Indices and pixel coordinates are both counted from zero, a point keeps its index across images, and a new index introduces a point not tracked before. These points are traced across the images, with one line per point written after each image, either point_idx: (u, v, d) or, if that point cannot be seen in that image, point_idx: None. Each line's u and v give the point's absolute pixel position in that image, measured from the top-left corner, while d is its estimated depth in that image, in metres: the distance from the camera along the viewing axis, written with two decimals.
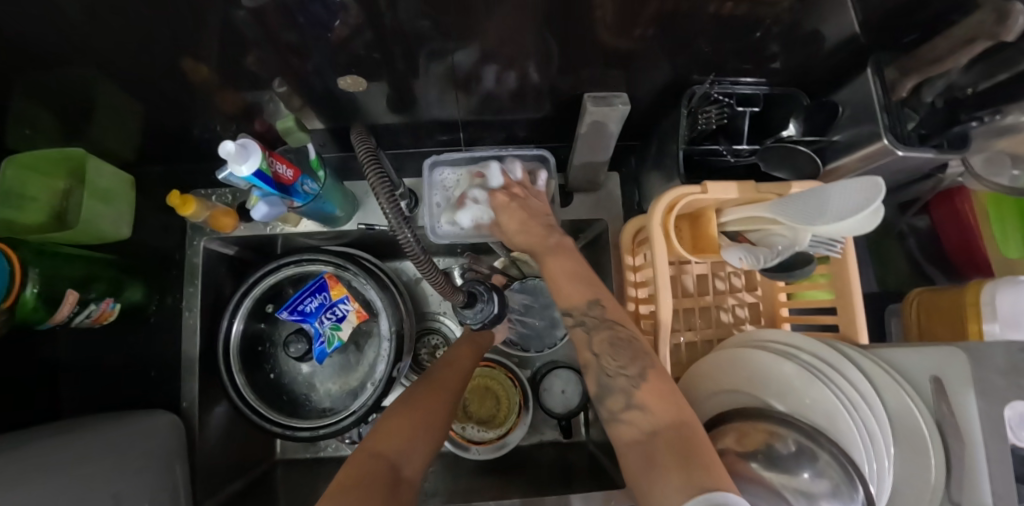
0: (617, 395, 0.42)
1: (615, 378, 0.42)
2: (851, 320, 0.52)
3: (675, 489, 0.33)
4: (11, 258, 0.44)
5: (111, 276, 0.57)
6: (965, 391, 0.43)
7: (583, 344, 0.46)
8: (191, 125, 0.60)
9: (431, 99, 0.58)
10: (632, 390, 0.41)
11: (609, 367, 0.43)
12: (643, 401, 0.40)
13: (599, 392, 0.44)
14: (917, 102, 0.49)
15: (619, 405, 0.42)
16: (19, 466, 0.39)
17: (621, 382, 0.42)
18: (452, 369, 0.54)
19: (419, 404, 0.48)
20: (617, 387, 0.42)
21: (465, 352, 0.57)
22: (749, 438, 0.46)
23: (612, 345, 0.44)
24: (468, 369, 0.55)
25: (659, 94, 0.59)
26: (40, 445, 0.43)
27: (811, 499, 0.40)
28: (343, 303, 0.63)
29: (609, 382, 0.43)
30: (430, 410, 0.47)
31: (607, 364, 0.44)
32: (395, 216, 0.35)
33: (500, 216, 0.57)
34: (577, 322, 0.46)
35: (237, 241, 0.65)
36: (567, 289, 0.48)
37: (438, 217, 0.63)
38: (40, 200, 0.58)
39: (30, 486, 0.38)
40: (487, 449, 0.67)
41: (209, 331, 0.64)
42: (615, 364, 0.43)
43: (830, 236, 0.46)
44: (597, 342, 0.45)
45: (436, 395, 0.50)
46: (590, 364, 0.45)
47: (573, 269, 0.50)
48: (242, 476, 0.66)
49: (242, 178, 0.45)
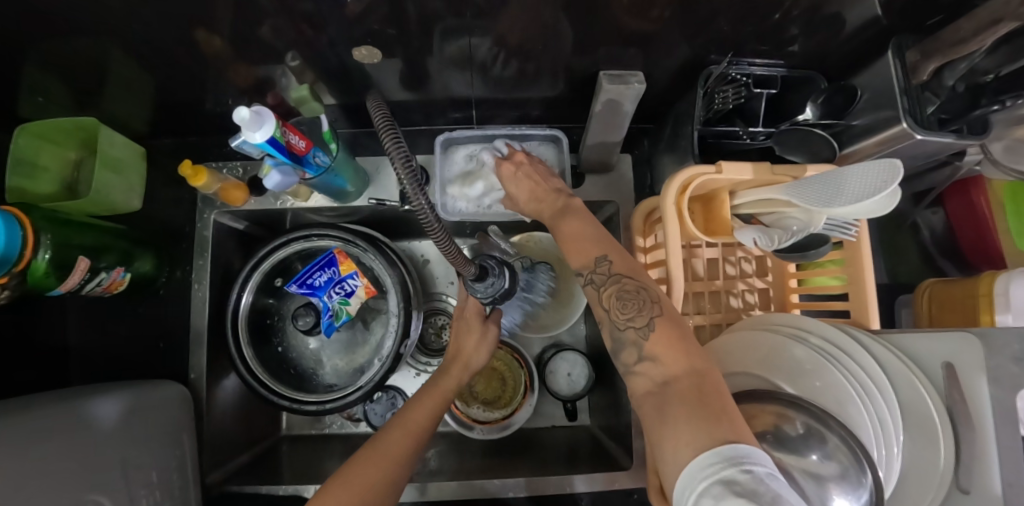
0: (630, 348, 0.42)
1: (626, 330, 0.42)
2: (864, 307, 0.51)
3: (683, 442, 0.33)
4: (22, 222, 0.44)
5: (122, 247, 0.57)
6: (978, 376, 0.43)
7: (594, 300, 0.46)
8: (202, 98, 0.60)
9: (443, 76, 0.58)
10: (642, 342, 0.41)
11: (618, 321, 0.43)
12: (654, 353, 0.40)
13: (613, 347, 0.44)
14: (938, 85, 0.47)
15: (632, 358, 0.42)
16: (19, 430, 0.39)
17: (631, 335, 0.42)
18: (403, 430, 0.47)
19: (353, 474, 0.41)
20: (627, 340, 0.42)
21: (422, 406, 0.50)
22: (757, 418, 0.45)
23: (620, 299, 0.44)
24: (421, 429, 0.48)
25: (675, 76, 0.58)
26: (46, 407, 0.43)
27: (820, 481, 0.41)
28: (352, 279, 0.62)
29: (621, 336, 0.43)
30: (364, 480, 0.41)
31: (616, 318, 0.43)
32: (413, 184, 0.32)
33: (508, 184, 0.58)
34: (588, 280, 0.47)
35: (247, 215, 0.65)
36: (577, 250, 0.49)
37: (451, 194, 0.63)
38: (51, 170, 0.59)
39: (30, 449, 0.38)
40: (492, 429, 0.66)
41: (219, 303, 0.64)
42: (623, 317, 0.43)
43: (845, 219, 0.46)
44: (605, 297, 0.45)
45: (371, 461, 0.43)
46: (603, 320, 0.45)
47: (585, 231, 0.50)
48: (249, 450, 0.67)
49: (256, 146, 0.44)
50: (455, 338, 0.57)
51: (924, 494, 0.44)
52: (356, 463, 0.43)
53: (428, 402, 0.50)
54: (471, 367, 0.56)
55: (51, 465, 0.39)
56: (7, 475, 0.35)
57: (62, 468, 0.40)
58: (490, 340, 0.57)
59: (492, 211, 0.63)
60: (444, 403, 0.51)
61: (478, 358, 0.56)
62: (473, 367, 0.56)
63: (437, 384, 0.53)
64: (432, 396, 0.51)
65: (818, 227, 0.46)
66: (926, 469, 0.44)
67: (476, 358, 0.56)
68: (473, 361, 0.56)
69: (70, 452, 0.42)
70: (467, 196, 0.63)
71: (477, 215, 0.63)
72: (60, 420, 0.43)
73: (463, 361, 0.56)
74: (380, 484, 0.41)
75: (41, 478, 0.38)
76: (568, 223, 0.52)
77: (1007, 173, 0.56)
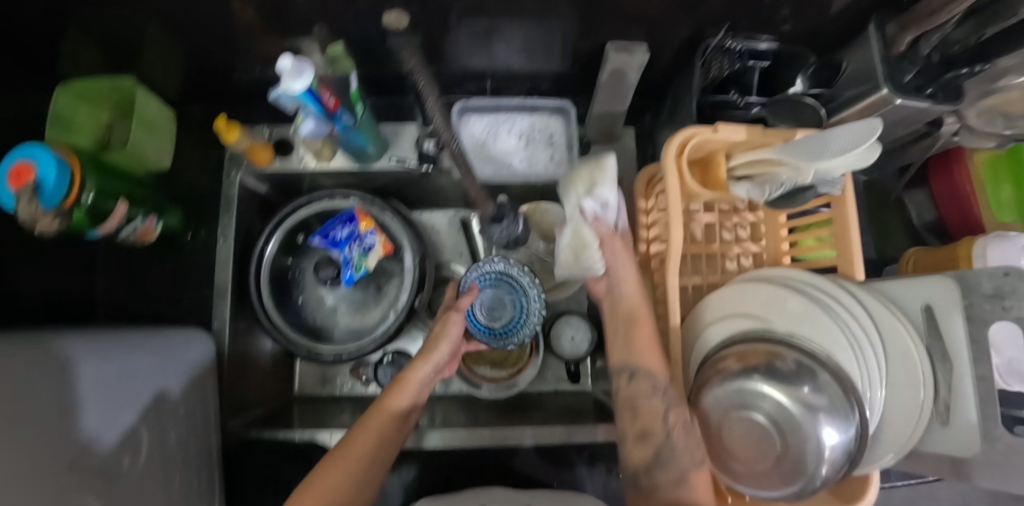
0: (675, 469, 0.45)
1: (682, 455, 0.46)
2: (850, 260, 0.55)
3: None
4: (72, 162, 0.48)
5: (154, 200, 0.60)
6: (953, 314, 0.46)
7: (656, 413, 0.47)
8: (231, 66, 0.63)
9: (460, 50, 0.62)
10: (692, 470, 0.45)
11: (675, 443, 0.46)
12: (697, 481, 0.45)
13: (657, 459, 0.46)
14: (914, 56, 0.51)
15: (671, 478, 0.45)
16: (41, 352, 0.41)
17: (687, 462, 0.45)
18: (366, 431, 0.48)
19: (321, 477, 0.44)
20: (679, 464, 0.45)
21: (387, 405, 0.51)
22: (751, 357, 0.48)
23: (684, 427, 0.46)
24: (387, 433, 0.49)
25: (676, 53, 0.62)
26: (70, 336, 0.46)
27: (812, 409, 0.45)
28: (370, 236, 0.65)
29: (674, 457, 0.45)
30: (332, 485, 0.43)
31: (675, 437, 0.46)
32: None
33: (609, 250, 0.56)
34: (656, 394, 0.47)
35: (270, 178, 0.69)
36: (648, 351, 0.49)
37: (480, 163, 0.67)
38: (85, 128, 0.63)
39: (57, 374, 0.40)
40: (498, 387, 0.70)
41: (242, 257, 0.68)
42: (683, 444, 0.46)
43: (831, 175, 0.49)
44: (672, 419, 0.46)
45: (341, 467, 0.45)
46: (653, 434, 0.47)
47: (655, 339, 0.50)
48: (262, 406, 0.69)
49: (294, 97, 0.47)
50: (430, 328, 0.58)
51: (905, 428, 0.48)
52: (326, 467, 0.45)
53: (395, 402, 0.51)
54: (435, 359, 0.54)
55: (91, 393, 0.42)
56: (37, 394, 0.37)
57: (90, 392, 0.42)
58: (454, 329, 0.55)
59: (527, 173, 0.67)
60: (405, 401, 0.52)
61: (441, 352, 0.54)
62: (437, 359, 0.55)
63: (405, 377, 0.53)
64: (398, 390, 0.52)
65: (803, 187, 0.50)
66: (908, 406, 0.48)
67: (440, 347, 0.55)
68: (436, 351, 0.54)
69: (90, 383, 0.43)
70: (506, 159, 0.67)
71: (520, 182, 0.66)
72: (85, 351, 0.45)
73: (426, 351, 0.55)
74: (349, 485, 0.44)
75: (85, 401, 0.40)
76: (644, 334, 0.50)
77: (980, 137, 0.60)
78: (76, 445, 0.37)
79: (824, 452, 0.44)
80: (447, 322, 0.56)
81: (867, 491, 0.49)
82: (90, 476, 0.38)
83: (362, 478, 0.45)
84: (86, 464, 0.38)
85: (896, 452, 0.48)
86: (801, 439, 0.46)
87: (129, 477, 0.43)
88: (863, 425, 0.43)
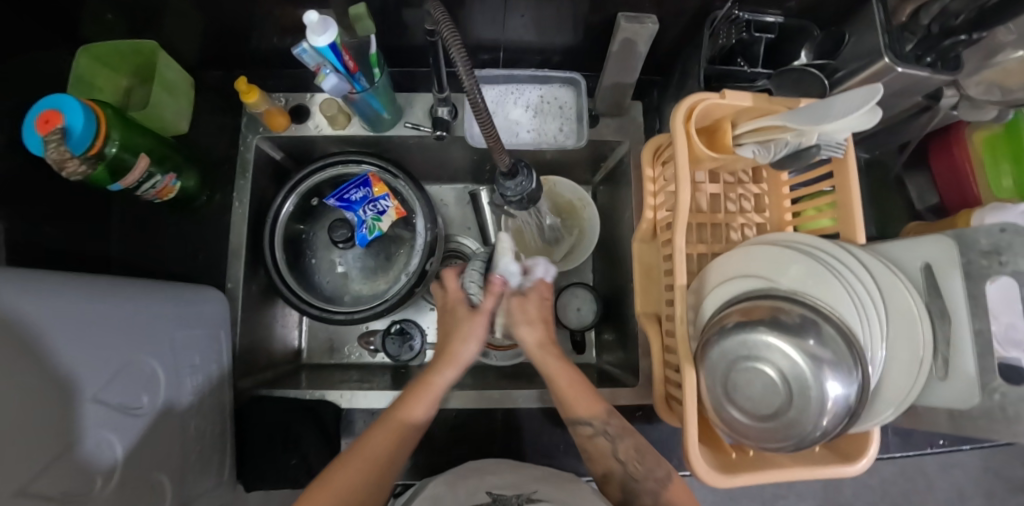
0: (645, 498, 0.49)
1: (644, 481, 0.50)
2: (852, 226, 0.56)
3: None
4: (97, 113, 0.49)
5: (177, 159, 0.62)
6: (951, 272, 0.47)
7: (607, 453, 0.52)
8: (249, 36, 0.64)
9: (475, 22, 0.63)
10: (660, 491, 0.48)
11: (635, 472, 0.51)
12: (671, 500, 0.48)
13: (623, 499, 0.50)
14: (915, 26, 0.55)
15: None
16: (78, 282, 0.42)
17: (650, 485, 0.49)
18: (387, 431, 0.48)
19: (339, 473, 0.44)
20: (643, 489, 0.49)
21: (412, 405, 0.50)
22: (755, 311, 0.49)
23: (636, 451, 0.52)
24: (408, 437, 0.49)
25: (686, 26, 0.63)
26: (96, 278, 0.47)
27: (818, 361, 0.46)
28: (384, 200, 0.67)
29: (638, 487, 0.50)
30: (349, 481, 0.44)
31: (632, 470, 0.51)
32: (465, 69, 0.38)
33: (512, 320, 0.58)
34: (600, 431, 0.52)
35: (285, 144, 0.71)
36: (582, 401, 0.53)
37: (503, 122, 0.69)
38: (103, 92, 0.64)
39: (97, 322, 0.41)
40: (504, 355, 0.74)
41: (256, 221, 0.70)
42: (642, 470, 0.50)
43: (835, 138, 0.49)
44: (622, 450, 0.52)
45: (359, 463, 0.45)
46: (613, 472, 0.52)
47: (577, 383, 0.55)
48: (271, 370, 0.71)
49: (317, 51, 0.49)
50: (453, 327, 0.56)
51: (904, 384, 0.48)
52: (343, 464, 0.45)
53: (417, 405, 0.50)
54: (460, 363, 0.53)
55: (115, 344, 0.42)
56: (73, 336, 0.37)
57: (120, 339, 0.43)
58: (478, 331, 0.55)
59: (540, 142, 0.69)
60: (430, 406, 0.51)
61: (468, 353, 0.54)
62: (463, 362, 0.54)
63: (428, 381, 0.52)
64: (421, 394, 0.51)
65: (810, 148, 0.50)
66: (909, 362, 0.48)
67: (464, 350, 0.54)
68: (462, 355, 0.54)
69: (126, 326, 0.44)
70: (520, 127, 0.70)
71: (532, 147, 0.69)
72: (117, 290, 0.46)
73: (451, 357, 0.54)
74: (364, 485, 0.44)
75: (106, 351, 0.41)
76: (566, 379, 0.54)
77: (980, 110, 0.61)
78: (94, 390, 0.39)
79: (827, 405, 0.45)
80: (472, 323, 0.55)
81: (868, 446, 0.50)
82: (112, 411, 0.41)
83: (377, 478, 0.46)
84: (110, 399, 0.41)
85: (896, 408, 0.48)
86: (807, 395, 0.46)
87: (146, 419, 0.45)
88: (864, 379, 0.45)
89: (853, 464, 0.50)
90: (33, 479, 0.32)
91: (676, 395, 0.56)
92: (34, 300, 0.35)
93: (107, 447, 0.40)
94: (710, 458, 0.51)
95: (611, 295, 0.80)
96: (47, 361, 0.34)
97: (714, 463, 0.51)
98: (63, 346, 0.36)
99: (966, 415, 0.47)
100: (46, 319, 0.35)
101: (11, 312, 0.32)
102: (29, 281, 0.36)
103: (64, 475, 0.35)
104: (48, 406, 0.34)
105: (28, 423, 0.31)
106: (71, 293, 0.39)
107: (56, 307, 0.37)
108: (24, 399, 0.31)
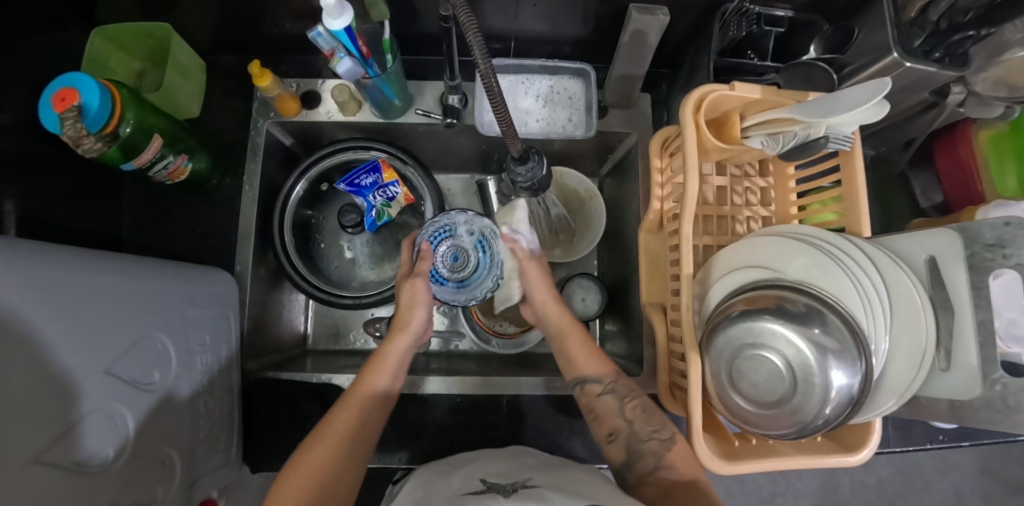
0: (648, 458, 0.50)
1: (649, 441, 0.51)
2: (858, 218, 0.56)
3: None
4: (113, 91, 0.50)
5: (190, 141, 0.63)
6: (956, 265, 0.47)
7: (614, 411, 0.54)
8: (261, 21, 0.65)
9: (487, 11, 0.63)
10: (662, 453, 0.49)
11: (642, 432, 0.52)
12: (672, 462, 0.49)
13: (628, 458, 0.52)
14: (924, 21, 0.55)
15: (647, 469, 0.50)
16: (93, 254, 0.42)
17: (654, 445, 0.50)
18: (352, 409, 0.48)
19: (314, 455, 0.44)
20: (648, 449, 0.50)
21: (373, 383, 0.51)
22: (760, 300, 0.50)
23: (643, 410, 0.53)
24: (374, 411, 0.49)
25: (697, 18, 0.64)
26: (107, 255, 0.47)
27: (822, 349, 0.46)
28: (393, 186, 0.69)
29: (642, 446, 0.51)
30: (319, 462, 0.44)
31: (638, 429, 0.52)
32: (484, 58, 0.37)
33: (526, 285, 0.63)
34: (609, 389, 0.55)
35: (295, 129, 0.72)
36: (590, 360, 0.57)
37: (516, 112, 0.70)
38: (116, 74, 0.65)
39: (112, 296, 0.41)
40: (508, 343, 0.75)
41: (266, 204, 0.71)
42: (648, 429, 0.52)
43: (844, 131, 0.49)
44: (630, 408, 0.54)
45: (325, 442, 0.45)
46: (618, 432, 0.53)
47: (588, 346, 0.59)
48: (276, 353, 0.71)
49: (332, 33, 0.49)
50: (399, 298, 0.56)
51: (908, 376, 0.48)
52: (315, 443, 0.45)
53: (376, 376, 0.51)
54: (412, 330, 0.54)
55: (128, 318, 0.43)
56: (88, 308, 0.38)
57: (133, 312, 0.43)
58: (422, 295, 0.55)
59: (548, 131, 0.70)
60: (393, 376, 0.52)
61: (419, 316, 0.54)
62: (414, 330, 0.54)
63: (383, 351, 0.53)
64: (379, 366, 0.52)
65: (818, 140, 0.50)
66: (915, 355, 0.48)
67: (413, 315, 0.54)
68: (411, 323, 0.54)
69: (139, 300, 0.45)
70: (531, 116, 0.70)
71: (541, 137, 0.69)
72: (130, 265, 0.46)
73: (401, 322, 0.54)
74: (336, 461, 0.45)
75: (118, 326, 0.41)
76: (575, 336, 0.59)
77: (986, 103, 0.61)
78: (106, 363, 0.39)
79: (830, 394, 0.46)
80: (412, 289, 0.55)
81: (871, 436, 0.51)
82: (123, 384, 0.41)
83: (347, 454, 0.45)
84: (122, 372, 0.41)
85: (898, 397, 0.49)
86: (810, 384, 0.47)
87: (153, 393, 0.45)
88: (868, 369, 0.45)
89: (855, 454, 0.51)
90: (45, 448, 0.32)
91: (681, 384, 0.57)
92: (55, 270, 0.35)
93: (119, 419, 0.40)
94: (714, 445, 0.51)
95: (616, 285, 0.81)
96: (58, 333, 0.34)
97: (719, 451, 0.51)
98: (74, 318, 0.36)
99: (968, 406, 0.47)
100: (62, 290, 0.36)
101: (25, 279, 0.32)
102: (47, 252, 0.36)
103: (76, 444, 0.35)
104: (54, 377, 0.33)
105: (37, 391, 0.31)
106: (91, 267, 0.40)
107: (71, 278, 0.37)
108: (30, 370, 0.31)
